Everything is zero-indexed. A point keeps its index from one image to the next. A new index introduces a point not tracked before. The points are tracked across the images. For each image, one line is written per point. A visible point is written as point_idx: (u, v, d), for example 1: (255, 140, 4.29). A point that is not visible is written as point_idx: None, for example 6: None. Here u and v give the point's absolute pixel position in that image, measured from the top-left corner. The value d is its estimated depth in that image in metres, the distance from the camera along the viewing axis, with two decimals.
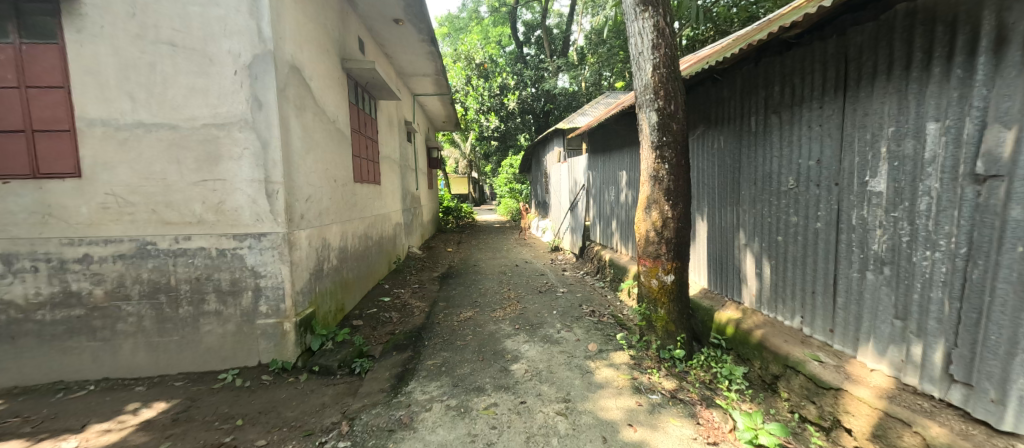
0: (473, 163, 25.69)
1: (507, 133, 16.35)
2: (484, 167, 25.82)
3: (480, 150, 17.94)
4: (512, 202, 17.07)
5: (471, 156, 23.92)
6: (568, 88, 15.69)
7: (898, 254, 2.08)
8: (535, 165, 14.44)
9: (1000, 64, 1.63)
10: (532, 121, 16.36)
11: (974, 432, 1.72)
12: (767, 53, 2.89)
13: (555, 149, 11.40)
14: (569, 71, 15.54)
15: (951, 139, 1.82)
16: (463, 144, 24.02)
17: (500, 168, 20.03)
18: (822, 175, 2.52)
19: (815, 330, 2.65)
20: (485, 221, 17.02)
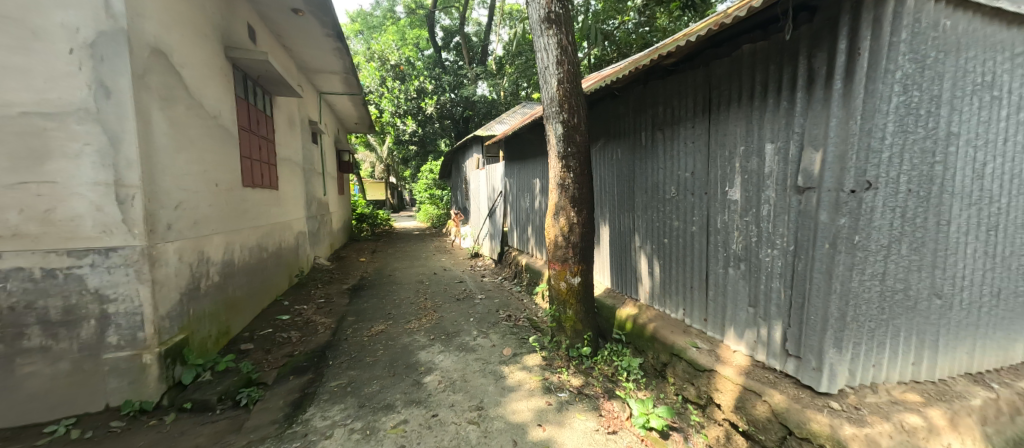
0: (391, 168, 24.59)
1: (427, 137, 15.99)
2: (402, 172, 24.86)
3: (398, 154, 17.28)
4: (431, 208, 16.55)
5: (389, 161, 22.90)
6: (488, 96, 16.04)
7: (750, 252, 2.49)
8: (456, 171, 14.33)
9: (811, 99, 2.06)
10: (452, 127, 16.28)
11: (803, 395, 2.11)
12: (652, 77, 3.25)
13: (474, 156, 11.45)
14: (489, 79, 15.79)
15: (782, 157, 2.24)
16: (380, 148, 22.93)
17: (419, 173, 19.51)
18: (696, 185, 2.91)
19: (694, 320, 3.04)
20: (403, 229, 16.37)
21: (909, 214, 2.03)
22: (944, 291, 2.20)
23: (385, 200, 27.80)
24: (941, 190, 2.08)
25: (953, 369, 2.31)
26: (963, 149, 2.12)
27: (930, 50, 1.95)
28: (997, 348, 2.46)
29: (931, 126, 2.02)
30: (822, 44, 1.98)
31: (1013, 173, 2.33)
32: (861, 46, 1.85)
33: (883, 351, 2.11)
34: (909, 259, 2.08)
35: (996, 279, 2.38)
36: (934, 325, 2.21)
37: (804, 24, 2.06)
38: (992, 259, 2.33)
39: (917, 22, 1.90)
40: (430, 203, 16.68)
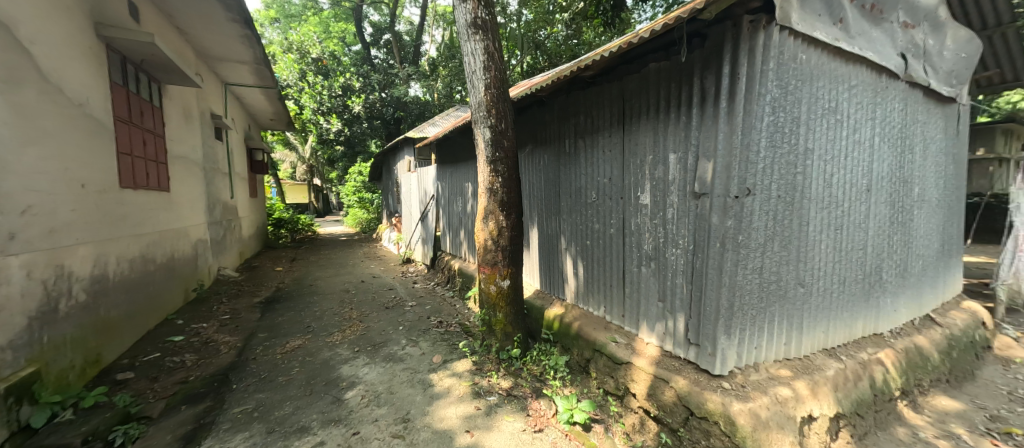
0: (314, 168, 22.93)
1: (354, 138, 15.02)
2: (328, 174, 23.30)
3: (323, 154, 16.15)
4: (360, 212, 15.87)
5: (312, 161, 21.40)
6: (421, 97, 15.22)
7: (659, 251, 2.73)
8: (387, 174, 13.71)
9: (703, 115, 2.32)
10: (382, 128, 15.15)
11: (700, 378, 2.36)
12: (574, 88, 3.42)
13: (405, 159, 11.07)
14: (421, 80, 15.23)
15: (682, 166, 2.49)
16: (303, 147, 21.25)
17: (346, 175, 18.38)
18: (613, 190, 3.12)
19: (613, 316, 3.24)
20: (328, 234, 15.33)
21: (778, 216, 2.39)
22: (806, 281, 2.63)
23: (308, 203, 25.76)
24: (802, 196, 2.49)
25: (814, 346, 2.76)
26: (817, 162, 2.56)
27: (792, 78, 2.32)
28: (845, 327, 2.99)
29: (794, 142, 2.40)
30: (711, 67, 2.25)
31: (852, 182, 2.86)
32: (741, 71, 2.13)
33: (763, 335, 2.45)
34: (780, 255, 2.46)
35: (843, 270, 2.90)
36: (800, 310, 2.63)
37: (697, 49, 2.32)
38: (840, 253, 2.84)
39: (781, 55, 2.25)
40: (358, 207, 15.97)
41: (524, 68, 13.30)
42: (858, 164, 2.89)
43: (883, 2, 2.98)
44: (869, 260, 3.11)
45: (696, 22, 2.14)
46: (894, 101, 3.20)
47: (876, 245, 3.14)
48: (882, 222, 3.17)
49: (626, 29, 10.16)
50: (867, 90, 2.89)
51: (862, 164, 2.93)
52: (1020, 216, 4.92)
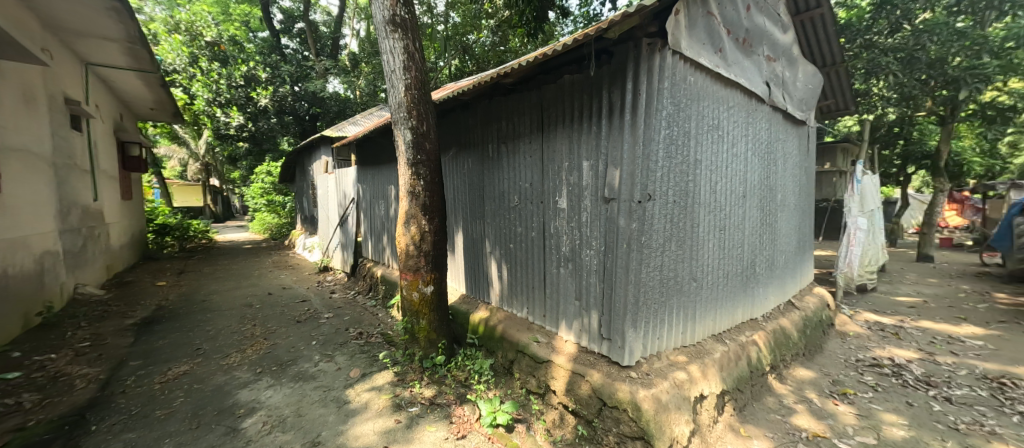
0: (212, 166, 20.31)
1: (259, 134, 13.46)
2: (230, 173, 20.82)
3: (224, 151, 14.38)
4: (269, 218, 14.58)
5: (210, 158, 19.02)
6: (341, 94, 14.06)
7: (575, 252, 2.88)
8: (300, 174, 12.61)
9: (610, 126, 2.51)
10: (294, 124, 13.96)
11: (608, 369, 2.55)
12: (496, 94, 3.48)
13: (322, 158, 10.26)
14: (341, 75, 14.14)
15: (594, 173, 2.66)
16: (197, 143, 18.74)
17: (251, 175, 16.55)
18: (533, 194, 3.22)
19: (535, 317, 3.34)
20: (229, 242, 13.67)
21: (673, 219, 2.68)
22: (697, 275, 2.99)
23: (204, 206, 22.69)
24: (693, 201, 2.83)
25: (705, 333, 3.14)
26: (704, 171, 2.94)
27: (683, 97, 2.63)
28: (729, 314, 3.45)
29: (685, 154, 2.72)
30: (617, 82, 2.45)
31: (732, 189, 3.33)
32: (641, 88, 2.35)
33: (663, 326, 2.73)
34: (676, 254, 2.76)
35: (726, 265, 3.35)
36: (693, 302, 2.98)
37: (605, 65, 2.51)
38: (723, 251, 3.29)
39: (674, 76, 2.54)
40: (266, 211, 14.77)
41: (451, 71, 13.15)
42: (737, 174, 3.37)
43: (752, 38, 3.54)
44: (746, 256, 3.64)
45: (603, 40, 2.31)
46: (762, 121, 3.79)
47: (750, 243, 3.69)
48: (755, 224, 3.74)
49: (550, 41, 10.60)
50: (742, 111, 3.39)
51: (739, 174, 3.42)
52: (851, 217, 6.14)
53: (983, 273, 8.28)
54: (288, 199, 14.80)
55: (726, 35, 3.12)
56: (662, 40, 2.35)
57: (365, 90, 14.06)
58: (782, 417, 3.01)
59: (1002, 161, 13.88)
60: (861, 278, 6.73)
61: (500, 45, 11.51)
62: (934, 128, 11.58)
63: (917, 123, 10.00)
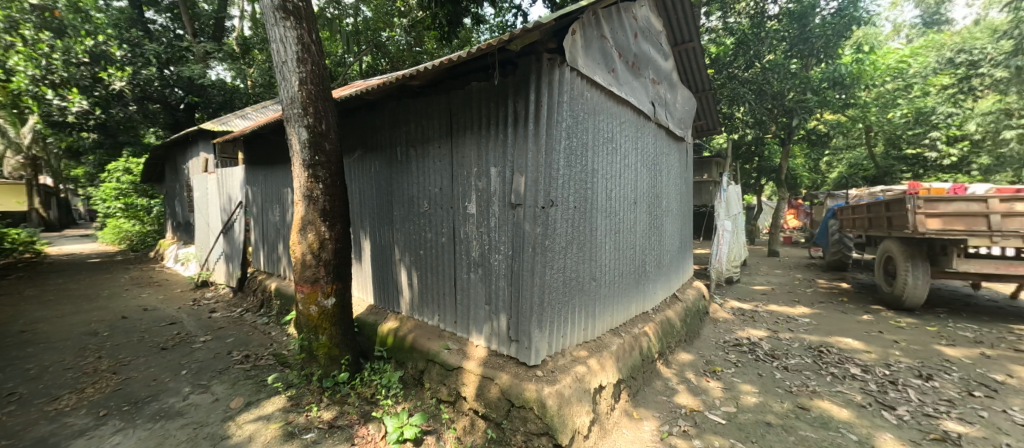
0: (42, 161, 16.25)
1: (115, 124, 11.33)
2: (72, 170, 16.91)
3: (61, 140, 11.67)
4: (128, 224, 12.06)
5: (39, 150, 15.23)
6: (229, 83, 12.05)
7: (485, 257, 2.90)
8: (172, 173, 10.78)
9: (516, 134, 2.60)
10: (163, 113, 11.90)
11: (513, 370, 2.62)
12: (404, 95, 3.37)
13: (201, 156, 8.88)
14: (227, 61, 12.11)
15: (501, 179, 2.73)
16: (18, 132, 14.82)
17: (102, 172, 13.65)
18: (443, 199, 3.19)
19: (446, 324, 3.29)
20: (69, 256, 11.05)
21: (573, 223, 2.87)
22: (596, 275, 3.25)
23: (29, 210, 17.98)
24: (591, 207, 3.08)
25: (604, 328, 3.42)
26: (600, 180, 3.22)
27: (581, 111, 2.85)
28: (624, 309, 3.81)
29: (583, 164, 2.94)
30: (521, 92, 2.55)
31: (625, 196, 3.70)
32: (543, 100, 2.48)
33: (567, 324, 2.91)
34: (577, 256, 2.97)
35: (622, 265, 3.70)
36: (592, 300, 3.22)
37: (509, 75, 2.60)
38: (618, 252, 3.63)
39: (573, 91, 2.74)
40: (125, 217, 12.20)
41: (360, 68, 12.39)
42: (629, 182, 3.76)
43: (640, 62, 4.00)
44: (638, 256, 4.06)
45: (508, 51, 2.39)
46: (649, 136, 4.27)
47: (641, 244, 4.13)
48: (645, 227, 4.20)
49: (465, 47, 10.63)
50: (632, 126, 3.78)
51: (630, 182, 3.80)
52: (720, 218, 7.10)
53: (811, 264, 10.39)
54: (155, 202, 12.49)
55: (617, 57, 3.48)
56: (561, 57, 2.52)
57: (258, 80, 12.43)
58: (667, 398, 3.41)
59: (822, 176, 17.62)
60: (728, 271, 7.97)
61: (415, 46, 11.18)
62: (778, 148, 14.25)
63: (767, 143, 12.20)
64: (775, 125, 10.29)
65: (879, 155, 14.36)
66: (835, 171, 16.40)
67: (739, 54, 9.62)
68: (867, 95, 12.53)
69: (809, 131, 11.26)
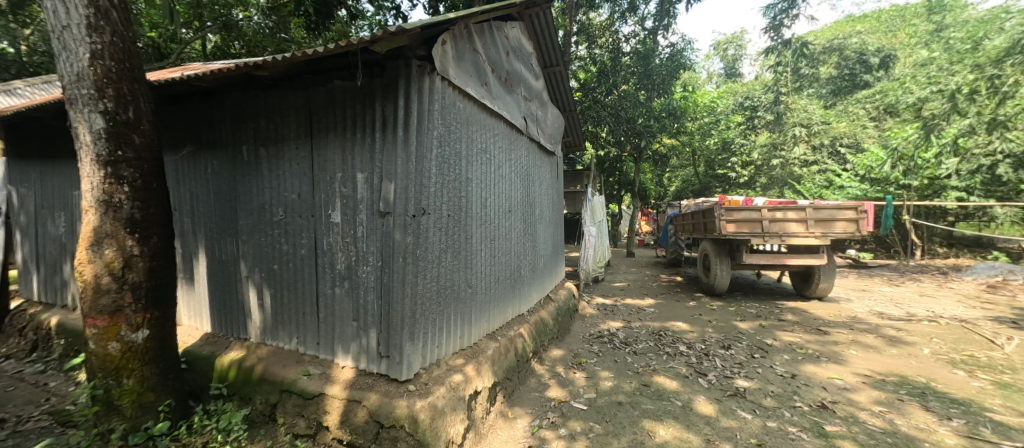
0: None
1: None
2: None
3: None
4: None
5: None
6: None
7: (352, 269, 2.66)
8: None
9: (385, 140, 2.48)
10: None
11: (383, 388, 2.47)
12: (251, 86, 2.92)
13: None
14: None
15: (369, 186, 2.55)
16: None
17: None
18: (300, 207, 2.83)
19: (306, 347, 2.92)
20: None
21: (446, 231, 2.87)
22: (472, 282, 3.30)
23: None
24: (465, 215, 3.14)
25: (480, 334, 3.48)
26: (475, 188, 3.29)
27: (453, 120, 2.89)
28: (501, 314, 3.93)
29: (457, 172, 2.98)
30: (389, 97, 2.46)
31: (499, 205, 3.85)
32: (412, 106, 2.43)
33: (442, 334, 2.87)
34: (451, 264, 2.98)
35: (497, 271, 3.83)
36: (469, 307, 3.26)
37: (376, 77, 2.49)
38: (494, 258, 3.75)
39: (444, 100, 2.75)
40: None
41: (204, 49, 10.36)
42: (503, 192, 3.93)
43: (512, 79, 4.24)
44: (513, 261, 4.27)
45: (373, 51, 2.28)
46: (521, 148, 4.54)
47: (516, 250, 4.35)
48: (519, 234, 4.44)
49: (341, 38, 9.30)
50: (505, 138, 3.96)
51: (504, 191, 3.97)
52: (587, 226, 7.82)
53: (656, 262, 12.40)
54: None
55: (490, 72, 3.63)
56: (430, 66, 2.51)
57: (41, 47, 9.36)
58: (539, 393, 3.62)
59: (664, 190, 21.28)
60: (595, 271, 8.96)
61: (279, 32, 9.42)
62: (633, 165, 16.71)
63: (624, 160, 14.18)
64: (628, 144, 12.03)
65: (701, 174, 18.00)
66: (673, 185, 19.94)
67: (601, 82, 11.02)
68: (692, 125, 15.61)
69: (655, 153, 13.49)
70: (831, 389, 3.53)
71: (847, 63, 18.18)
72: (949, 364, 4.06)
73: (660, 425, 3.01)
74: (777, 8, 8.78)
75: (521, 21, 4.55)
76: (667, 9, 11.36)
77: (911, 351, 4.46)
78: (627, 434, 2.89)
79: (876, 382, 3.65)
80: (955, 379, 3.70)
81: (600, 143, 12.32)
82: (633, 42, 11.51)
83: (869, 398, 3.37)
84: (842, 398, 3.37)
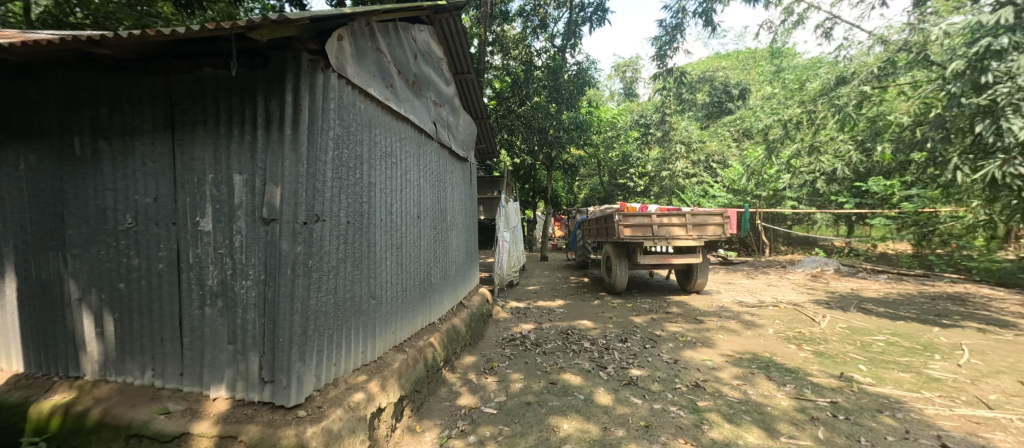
0: None
1: None
2: None
3: None
4: None
5: None
6: None
7: (226, 285, 2.32)
8: None
9: (269, 138, 2.23)
10: None
11: (267, 416, 2.18)
12: (87, 65, 2.40)
13: None
14: None
15: (249, 189, 2.26)
16: None
17: None
18: (157, 213, 2.39)
19: (166, 379, 2.45)
20: None
21: (345, 239, 2.68)
22: (376, 293, 3.12)
23: None
24: (367, 222, 2.96)
25: (385, 346, 3.30)
26: (378, 194, 3.13)
27: (352, 121, 2.71)
28: (409, 324, 3.78)
29: (357, 176, 2.80)
30: (273, 91, 2.22)
31: (406, 211, 3.72)
32: (303, 103, 2.24)
33: (339, 351, 2.66)
34: (351, 274, 2.78)
35: (405, 279, 3.68)
36: (372, 319, 3.07)
37: (259, 68, 2.24)
38: (401, 266, 3.60)
39: (341, 99, 2.57)
40: None
41: None
42: (411, 197, 3.80)
43: (420, 82, 4.14)
44: (423, 269, 4.15)
45: (253, 39, 2.06)
46: (431, 153, 4.45)
47: (426, 257, 4.24)
48: (429, 240, 4.33)
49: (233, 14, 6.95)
50: (412, 143, 3.85)
51: (412, 197, 3.85)
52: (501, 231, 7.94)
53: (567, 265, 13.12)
54: None
55: (395, 73, 3.50)
56: (324, 61, 2.34)
57: None
58: (449, 403, 3.55)
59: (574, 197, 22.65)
60: (509, 276, 9.13)
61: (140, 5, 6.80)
62: (545, 173, 17.49)
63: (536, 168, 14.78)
64: (541, 154, 12.58)
65: (605, 183, 19.56)
66: (581, 193, 21.36)
67: (513, 92, 11.35)
68: (597, 138, 16.87)
69: (564, 162, 14.30)
70: (703, 370, 4.08)
71: (716, 92, 21.42)
72: (787, 341, 4.99)
73: (564, 420, 3.17)
74: (662, 40, 9.97)
75: (430, 25, 4.47)
76: (574, 30, 12.17)
77: (761, 332, 5.37)
78: (534, 433, 2.98)
79: (736, 360, 4.33)
80: (790, 352, 4.55)
81: (515, 152, 12.71)
82: (544, 57, 12.07)
83: (731, 374, 3.97)
84: (711, 377, 3.92)
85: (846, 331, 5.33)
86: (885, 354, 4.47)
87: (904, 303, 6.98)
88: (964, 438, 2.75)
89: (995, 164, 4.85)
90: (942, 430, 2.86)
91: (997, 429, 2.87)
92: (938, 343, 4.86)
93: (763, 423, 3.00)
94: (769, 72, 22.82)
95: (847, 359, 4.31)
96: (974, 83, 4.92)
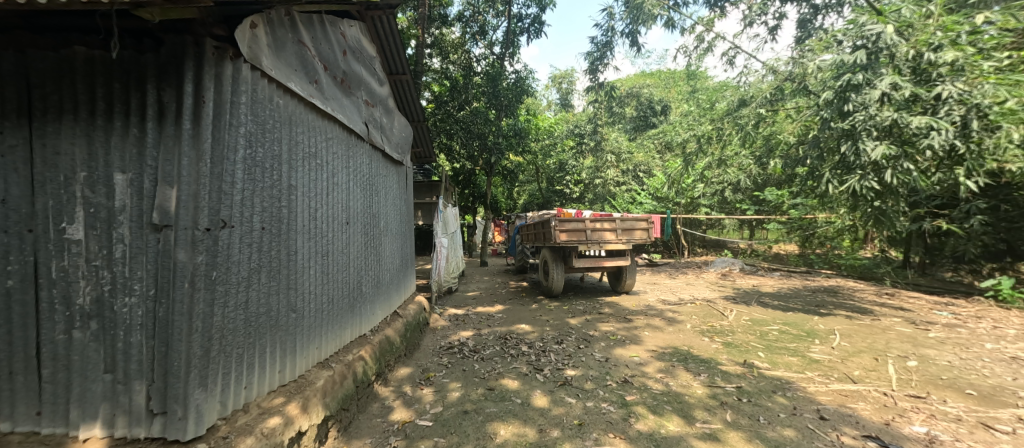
0: None
1: None
2: None
3: None
4: None
5: None
6: None
7: (102, 305, 1.97)
8: None
9: (161, 134, 1.95)
10: None
11: None
12: None
13: None
14: None
15: (134, 190, 1.95)
16: None
17: None
18: (4, 218, 1.91)
19: (17, 421, 2.00)
20: None
21: (260, 247, 2.44)
22: (297, 306, 2.86)
23: None
24: (287, 228, 2.72)
25: (308, 363, 3.04)
26: (300, 198, 2.89)
27: (269, 117, 2.47)
28: (336, 337, 3.51)
29: (275, 178, 2.57)
30: (168, 78, 1.96)
31: (334, 217, 3.47)
32: (206, 95, 2.02)
33: (251, 371, 2.39)
34: (267, 287, 2.53)
35: (331, 290, 3.43)
36: (292, 334, 2.81)
37: (149, 51, 1.97)
38: (327, 277, 3.35)
39: (254, 92, 2.34)
40: None
41: None
42: (339, 202, 3.57)
43: (350, 80, 3.90)
44: (353, 278, 3.89)
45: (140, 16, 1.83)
46: (362, 156, 4.21)
47: (356, 265, 3.99)
48: (359, 246, 4.09)
49: None
50: (340, 143, 3.60)
51: (340, 202, 3.60)
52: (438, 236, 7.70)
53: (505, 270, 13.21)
54: None
55: (321, 69, 3.26)
56: (232, 49, 2.13)
57: None
58: (382, 419, 3.35)
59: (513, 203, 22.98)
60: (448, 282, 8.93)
61: None
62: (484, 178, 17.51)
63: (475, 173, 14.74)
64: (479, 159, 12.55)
65: (543, 189, 20.10)
66: (520, 198, 21.73)
67: (452, 97, 11.23)
68: (534, 145, 17.20)
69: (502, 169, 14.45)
70: (631, 366, 4.32)
71: (641, 107, 23.09)
72: (701, 334, 5.46)
73: (502, 426, 3.14)
74: (594, 55, 10.53)
75: (361, 21, 4.25)
76: (512, 39, 12.38)
77: (680, 327, 5.82)
78: (470, 441, 2.93)
79: (659, 355, 4.64)
80: (704, 345, 4.99)
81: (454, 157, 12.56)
82: (483, 64, 12.13)
83: (655, 368, 4.24)
84: (637, 372, 4.15)
85: (749, 323, 5.97)
86: (778, 341, 5.09)
87: (792, 296, 8.02)
88: (837, 410, 3.19)
89: (855, 178, 5.75)
90: (821, 404, 3.30)
91: (861, 399, 3.38)
92: (818, 329, 5.64)
93: (682, 411, 3.23)
94: (686, 92, 25.15)
95: (750, 348, 4.82)
96: (839, 110, 5.83)
